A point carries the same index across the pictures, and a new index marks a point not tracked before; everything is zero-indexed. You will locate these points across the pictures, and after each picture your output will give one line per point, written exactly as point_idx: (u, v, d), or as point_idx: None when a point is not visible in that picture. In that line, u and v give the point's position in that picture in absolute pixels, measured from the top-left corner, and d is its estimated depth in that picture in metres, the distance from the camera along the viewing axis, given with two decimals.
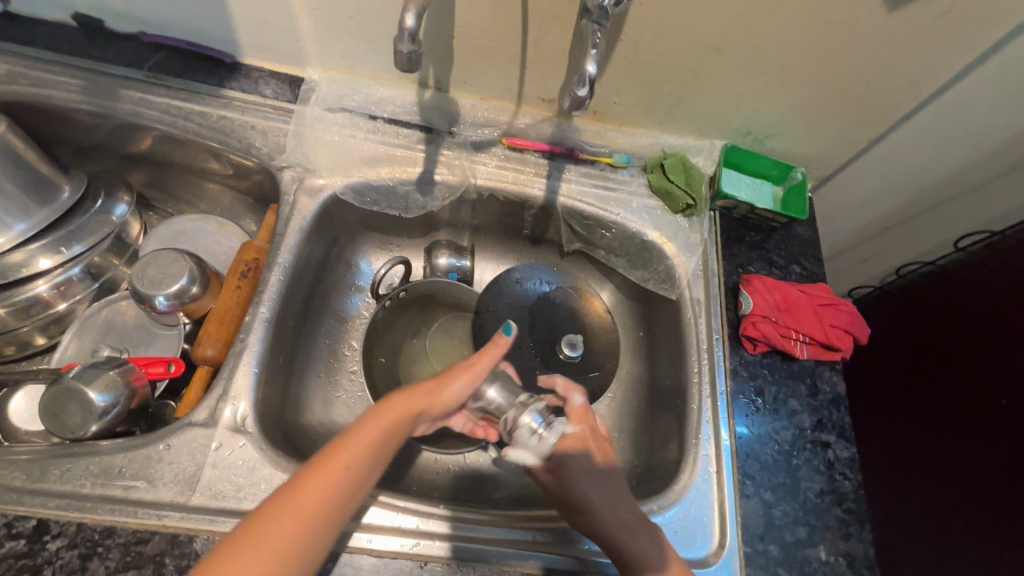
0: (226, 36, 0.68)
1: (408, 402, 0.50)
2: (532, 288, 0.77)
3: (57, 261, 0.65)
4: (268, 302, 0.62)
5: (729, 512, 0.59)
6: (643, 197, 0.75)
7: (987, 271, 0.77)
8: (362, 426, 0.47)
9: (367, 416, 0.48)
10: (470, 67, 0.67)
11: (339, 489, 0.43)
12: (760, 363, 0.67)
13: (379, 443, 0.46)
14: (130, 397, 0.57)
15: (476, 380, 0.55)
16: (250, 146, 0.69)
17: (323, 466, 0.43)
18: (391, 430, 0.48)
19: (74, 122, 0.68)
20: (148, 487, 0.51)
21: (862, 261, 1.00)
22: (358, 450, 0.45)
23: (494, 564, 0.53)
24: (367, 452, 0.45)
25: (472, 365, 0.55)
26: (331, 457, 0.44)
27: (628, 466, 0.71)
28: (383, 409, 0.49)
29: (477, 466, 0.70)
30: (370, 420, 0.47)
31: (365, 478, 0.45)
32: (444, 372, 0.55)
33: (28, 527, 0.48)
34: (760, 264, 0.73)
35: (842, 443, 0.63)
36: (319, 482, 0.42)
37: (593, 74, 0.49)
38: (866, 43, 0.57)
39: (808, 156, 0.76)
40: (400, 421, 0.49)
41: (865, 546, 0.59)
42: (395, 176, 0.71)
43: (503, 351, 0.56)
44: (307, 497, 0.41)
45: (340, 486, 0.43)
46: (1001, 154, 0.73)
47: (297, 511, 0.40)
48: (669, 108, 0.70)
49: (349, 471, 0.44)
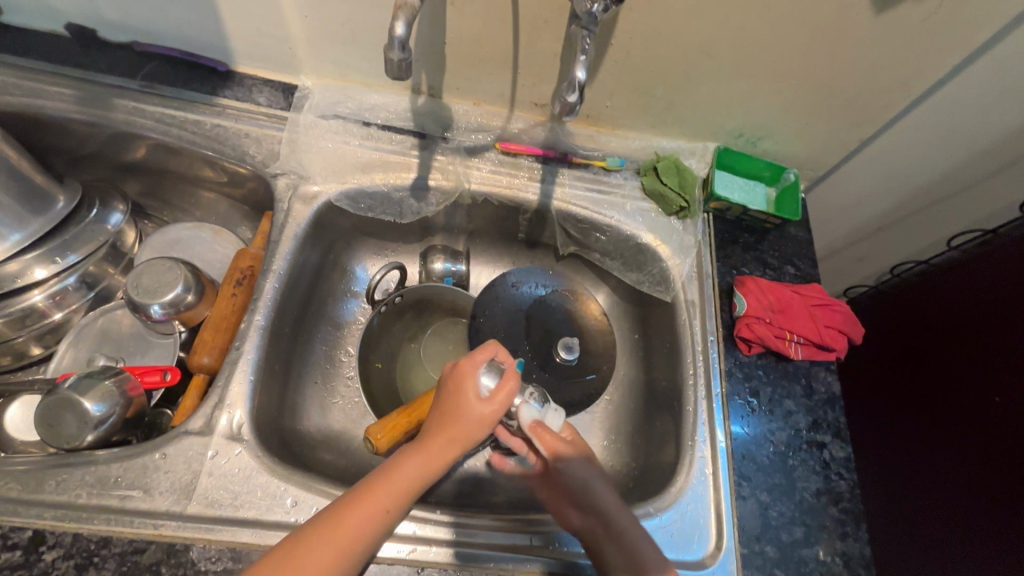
0: (219, 45, 0.69)
1: (437, 447, 0.50)
2: (527, 292, 0.78)
3: (52, 270, 0.65)
4: (263, 310, 0.62)
5: (725, 513, 0.59)
6: (637, 200, 0.75)
7: (980, 269, 0.77)
8: (397, 473, 0.49)
9: (401, 461, 0.50)
10: (463, 72, 0.67)
11: (373, 528, 0.46)
12: (754, 364, 0.67)
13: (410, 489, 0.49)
14: (125, 406, 0.57)
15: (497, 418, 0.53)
16: (244, 154, 0.69)
17: (359, 504, 0.46)
18: (423, 475, 0.50)
19: (67, 132, 0.69)
20: (144, 496, 0.51)
21: (857, 260, 1.01)
22: (394, 492, 0.48)
23: (492, 569, 0.53)
24: (401, 495, 0.48)
25: (492, 405, 0.52)
26: (367, 497, 0.47)
27: (625, 468, 0.71)
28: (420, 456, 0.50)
29: (475, 470, 0.70)
30: (404, 465, 0.49)
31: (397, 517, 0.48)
32: (473, 412, 0.52)
33: (24, 537, 0.48)
34: (754, 265, 0.73)
35: (837, 443, 0.64)
36: (359, 517, 0.46)
37: (582, 80, 0.50)
38: (855, 44, 0.57)
39: (800, 157, 0.76)
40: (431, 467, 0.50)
41: (861, 546, 0.59)
42: (389, 182, 0.72)
43: (516, 387, 0.53)
44: (345, 535, 0.45)
45: (373, 527, 0.46)
46: (992, 153, 0.73)
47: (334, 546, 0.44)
48: (661, 111, 0.71)
49: (386, 514, 0.47)
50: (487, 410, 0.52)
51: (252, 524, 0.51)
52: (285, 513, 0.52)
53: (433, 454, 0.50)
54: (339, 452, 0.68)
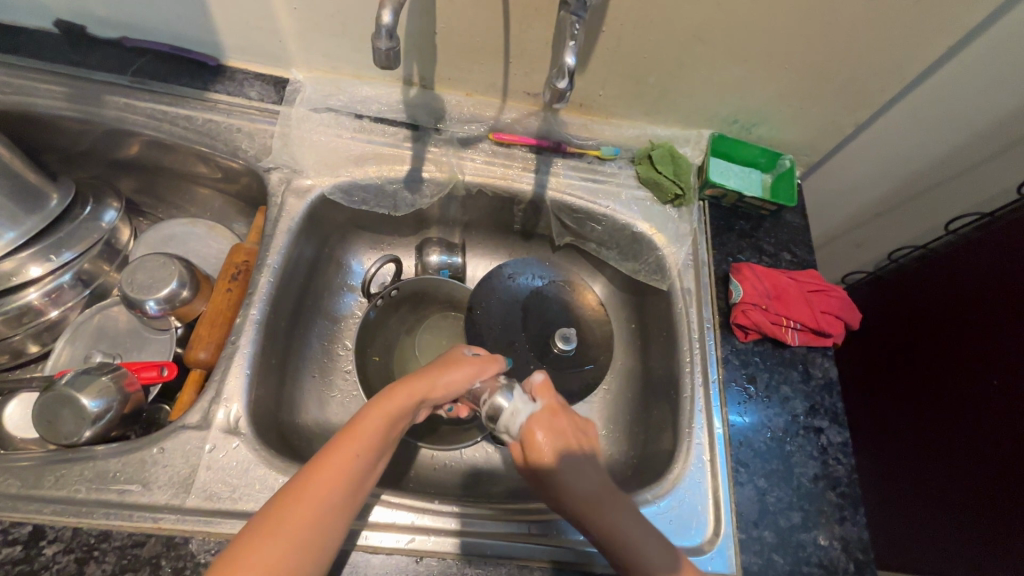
0: (209, 39, 0.68)
1: (408, 394, 0.50)
2: (524, 283, 0.78)
3: (47, 269, 0.65)
4: (258, 303, 0.62)
5: (723, 500, 0.59)
6: (633, 189, 0.75)
7: (979, 253, 0.77)
8: (365, 422, 0.47)
9: (369, 410, 0.48)
10: (454, 63, 0.67)
11: (347, 480, 0.44)
12: (751, 351, 0.67)
13: (382, 438, 0.47)
14: (123, 402, 0.57)
15: (477, 379, 0.56)
16: (236, 148, 0.69)
17: (331, 456, 0.45)
18: (395, 423, 0.49)
19: (59, 129, 0.68)
20: (143, 490, 0.52)
21: (855, 247, 1.01)
22: (364, 443, 0.46)
23: (490, 558, 0.53)
24: (372, 444, 0.46)
25: (473, 363, 0.56)
26: (335, 450, 0.45)
27: (623, 457, 0.71)
28: (386, 402, 0.49)
29: (474, 461, 0.70)
30: (374, 410, 0.48)
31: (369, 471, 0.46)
32: (450, 365, 0.55)
33: (24, 533, 0.48)
34: (750, 252, 0.73)
35: (835, 428, 0.64)
36: (332, 470, 0.44)
37: (573, 66, 0.49)
38: (848, 26, 0.56)
39: (795, 143, 0.76)
40: (402, 412, 0.49)
41: (860, 530, 0.59)
42: (383, 174, 0.71)
43: (497, 362, 0.58)
44: (316, 490, 0.42)
45: (348, 478, 0.44)
46: (990, 136, 0.72)
47: (306, 503, 0.42)
48: (656, 98, 0.70)
49: (356, 462, 0.45)
50: (467, 366, 0.56)
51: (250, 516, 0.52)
52: None
53: (407, 401, 0.50)
54: None
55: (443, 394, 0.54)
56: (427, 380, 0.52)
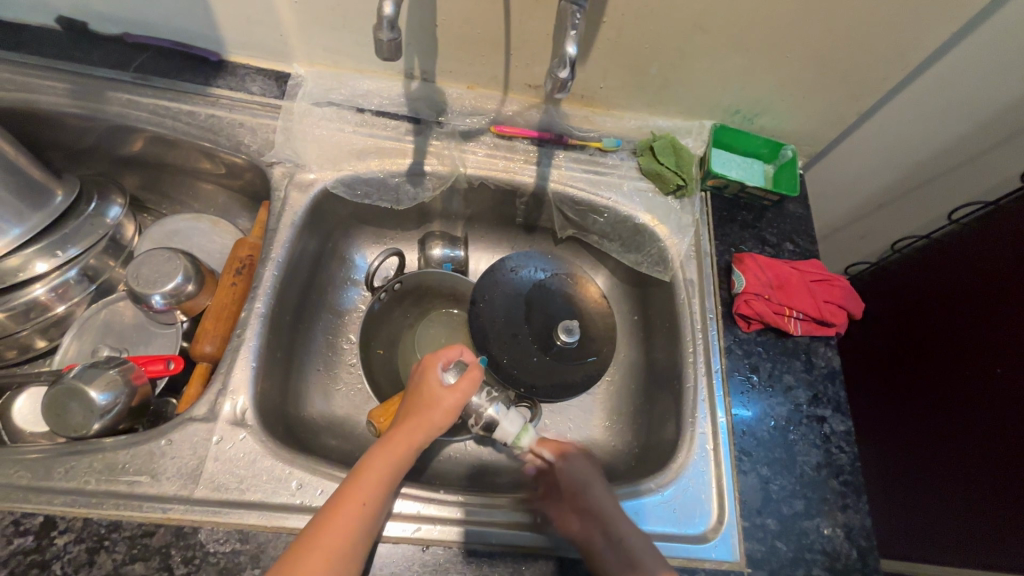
0: (210, 34, 0.68)
1: (406, 435, 0.53)
2: (527, 276, 0.78)
3: (53, 264, 0.66)
4: (263, 297, 0.63)
5: (727, 488, 0.60)
6: (634, 180, 0.75)
7: (985, 242, 0.76)
8: (371, 467, 0.50)
9: (374, 456, 0.51)
10: (455, 55, 0.67)
11: (359, 527, 0.46)
12: (754, 341, 0.67)
13: (389, 481, 0.50)
14: (131, 395, 0.58)
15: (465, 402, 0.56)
16: (239, 143, 0.69)
17: (340, 507, 0.47)
18: (399, 465, 0.51)
19: (64, 127, 0.69)
20: (152, 482, 0.52)
21: (858, 238, 1.00)
22: (371, 486, 0.49)
23: (494, 546, 0.53)
24: (380, 487, 0.49)
25: (456, 390, 0.56)
26: (345, 500, 0.47)
27: (626, 447, 0.71)
28: (385, 446, 0.52)
29: (478, 453, 0.71)
30: (376, 461, 0.51)
31: (380, 513, 0.49)
32: (437, 395, 0.55)
33: (35, 523, 0.49)
34: (752, 243, 0.73)
35: (838, 417, 0.64)
36: (344, 520, 0.46)
37: (574, 55, 0.49)
38: (851, 15, 0.56)
39: (798, 133, 0.75)
40: (405, 457, 0.52)
41: (862, 517, 0.59)
42: (385, 168, 0.72)
43: (479, 377, 0.57)
44: (331, 541, 0.45)
45: (361, 523, 0.47)
46: (995, 124, 0.72)
47: (322, 553, 0.44)
48: (657, 89, 0.70)
49: (366, 507, 0.47)
50: (451, 395, 0.55)
51: (257, 506, 0.52)
52: (291, 495, 0.53)
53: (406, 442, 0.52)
54: (345, 437, 0.69)
55: (439, 428, 0.55)
56: (420, 417, 0.54)
